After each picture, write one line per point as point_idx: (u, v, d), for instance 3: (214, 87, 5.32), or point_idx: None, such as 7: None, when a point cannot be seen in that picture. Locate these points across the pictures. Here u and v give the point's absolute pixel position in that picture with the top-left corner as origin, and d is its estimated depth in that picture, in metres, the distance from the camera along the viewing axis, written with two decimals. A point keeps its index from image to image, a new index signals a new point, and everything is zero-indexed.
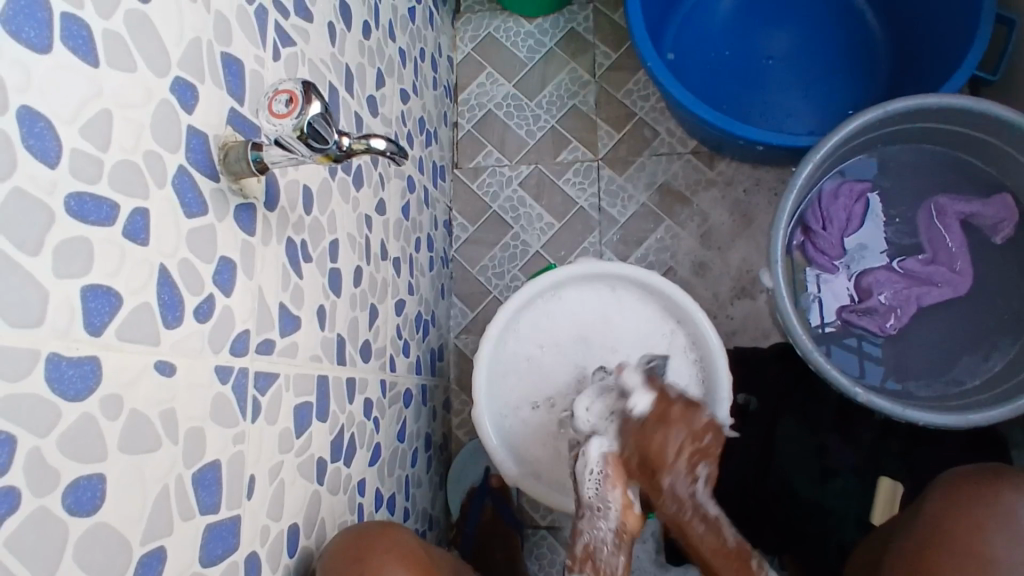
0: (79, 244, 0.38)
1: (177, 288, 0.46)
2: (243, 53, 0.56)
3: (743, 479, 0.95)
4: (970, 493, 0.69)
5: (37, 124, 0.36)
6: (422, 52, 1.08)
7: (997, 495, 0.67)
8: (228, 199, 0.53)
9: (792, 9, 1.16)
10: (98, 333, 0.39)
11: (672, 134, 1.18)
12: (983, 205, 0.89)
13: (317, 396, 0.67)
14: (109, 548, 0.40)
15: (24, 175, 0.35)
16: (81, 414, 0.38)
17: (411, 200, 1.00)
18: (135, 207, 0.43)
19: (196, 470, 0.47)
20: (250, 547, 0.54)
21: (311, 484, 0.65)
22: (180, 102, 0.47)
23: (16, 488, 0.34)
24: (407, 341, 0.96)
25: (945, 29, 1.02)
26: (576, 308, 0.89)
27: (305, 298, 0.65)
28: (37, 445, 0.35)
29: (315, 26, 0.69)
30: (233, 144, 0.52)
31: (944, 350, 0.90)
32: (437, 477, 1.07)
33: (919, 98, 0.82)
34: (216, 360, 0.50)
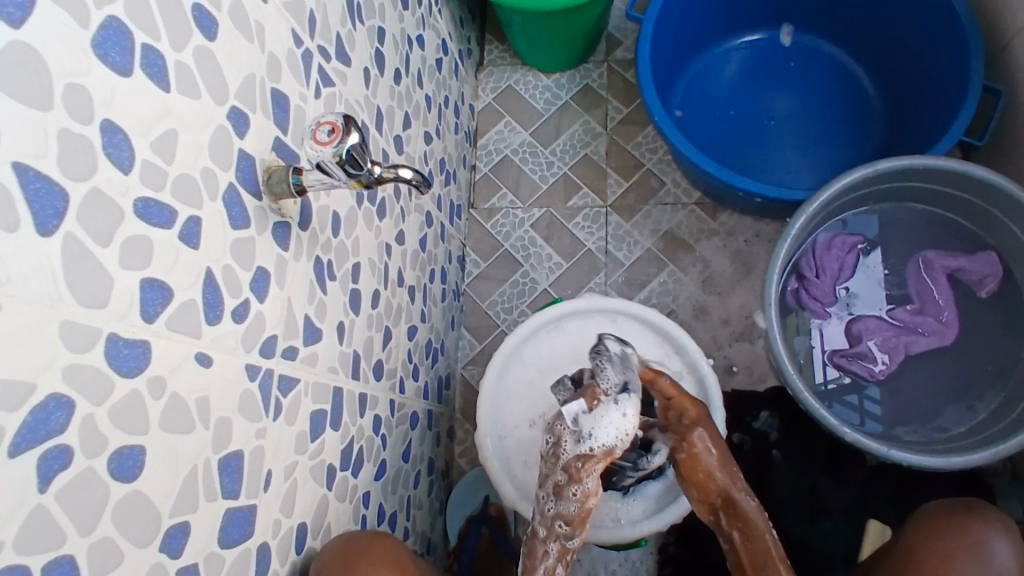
0: (142, 241, 0.44)
1: (219, 290, 0.52)
2: (289, 90, 0.63)
3: None
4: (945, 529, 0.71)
5: (117, 135, 0.42)
6: (446, 99, 1.16)
7: (968, 529, 0.70)
8: (268, 216, 0.59)
9: (792, 77, 1.25)
10: (150, 320, 0.45)
11: (678, 184, 1.25)
12: (969, 260, 0.94)
13: (332, 405, 0.71)
14: (141, 514, 0.44)
15: (102, 177, 0.41)
16: (131, 390, 0.43)
17: (428, 233, 1.07)
18: (190, 215, 0.48)
19: (222, 456, 0.52)
20: (262, 538, 0.58)
21: (321, 488, 0.69)
22: (234, 128, 0.54)
23: (69, 447, 0.39)
24: (417, 365, 1.00)
25: (935, 98, 1.09)
26: (579, 339, 0.93)
27: (328, 312, 0.70)
28: (91, 412, 0.40)
29: (352, 70, 0.77)
30: (277, 168, 0.58)
31: (932, 399, 0.93)
32: (437, 503, 1.09)
33: (907, 158, 0.88)
34: (247, 359, 0.55)
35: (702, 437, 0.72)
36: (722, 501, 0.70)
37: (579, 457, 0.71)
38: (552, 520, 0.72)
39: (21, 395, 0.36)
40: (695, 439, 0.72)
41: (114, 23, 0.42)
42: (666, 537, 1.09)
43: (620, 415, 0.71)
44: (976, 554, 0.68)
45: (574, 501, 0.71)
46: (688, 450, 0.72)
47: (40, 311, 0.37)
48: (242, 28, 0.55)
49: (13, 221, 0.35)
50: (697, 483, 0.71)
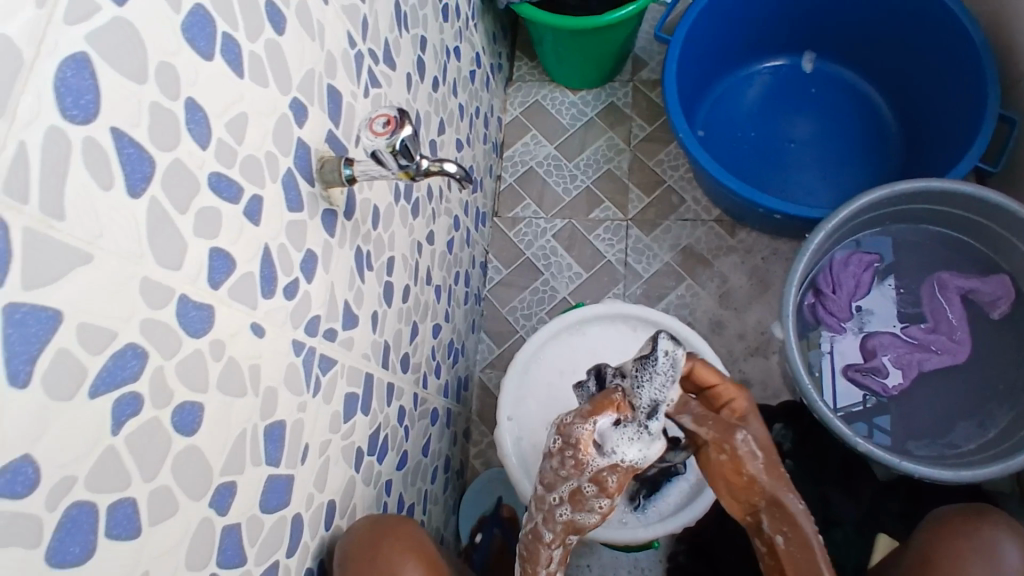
0: (213, 212, 0.47)
1: (274, 266, 0.55)
2: (342, 87, 0.67)
3: None
4: (954, 531, 0.73)
5: (197, 113, 0.45)
6: (477, 110, 1.20)
7: (978, 529, 0.72)
8: (318, 203, 0.62)
9: (812, 103, 1.29)
10: (216, 287, 0.48)
11: (697, 202, 1.28)
12: (982, 282, 0.96)
13: (363, 389, 0.74)
14: (195, 468, 0.47)
15: (183, 149, 0.44)
16: (195, 349, 0.46)
17: (455, 237, 1.10)
18: (253, 194, 0.52)
19: (267, 424, 0.55)
20: (297, 509, 0.61)
21: (349, 469, 0.72)
22: (295, 118, 0.58)
23: (140, 396, 0.41)
24: (439, 363, 1.03)
25: (951, 127, 1.13)
26: (599, 343, 0.96)
27: (365, 300, 0.74)
28: (161, 365, 0.43)
29: (397, 74, 0.81)
30: (329, 158, 0.62)
31: (944, 416, 0.95)
32: (452, 501, 1.11)
33: (924, 180, 0.91)
34: (294, 335, 0.58)
35: (746, 441, 0.66)
36: (766, 503, 0.66)
37: (612, 473, 0.67)
38: (563, 527, 0.70)
39: (105, 341, 0.39)
40: (740, 444, 0.66)
41: (199, 10, 0.46)
42: (676, 546, 1.10)
43: (649, 441, 0.69)
44: (986, 554, 0.70)
45: (595, 513, 0.69)
46: (732, 453, 0.66)
47: (127, 266, 0.40)
48: (306, 25, 0.59)
49: (108, 180, 0.38)
50: (741, 487, 0.66)
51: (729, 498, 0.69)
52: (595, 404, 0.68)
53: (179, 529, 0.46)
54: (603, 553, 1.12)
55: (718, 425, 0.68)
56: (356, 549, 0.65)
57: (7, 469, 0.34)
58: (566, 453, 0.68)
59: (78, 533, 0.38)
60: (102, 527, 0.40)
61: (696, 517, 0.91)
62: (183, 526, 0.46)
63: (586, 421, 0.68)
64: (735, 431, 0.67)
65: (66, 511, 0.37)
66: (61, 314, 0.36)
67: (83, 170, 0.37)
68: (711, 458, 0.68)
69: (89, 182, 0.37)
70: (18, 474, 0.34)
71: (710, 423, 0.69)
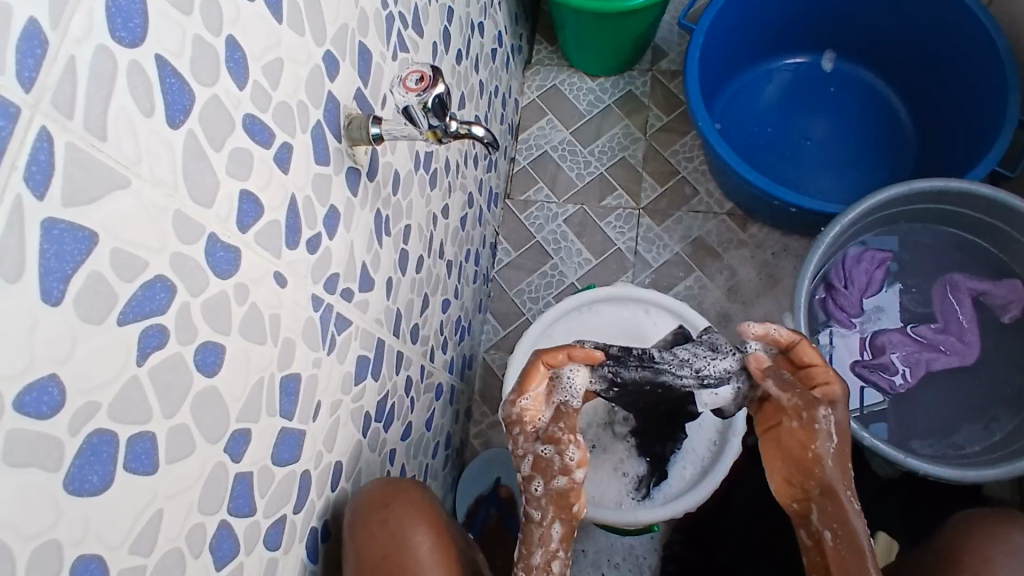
0: (245, 154, 0.47)
1: (299, 218, 0.55)
2: (373, 46, 0.66)
3: (750, 499, 1.05)
4: (980, 534, 0.73)
5: (237, 52, 0.45)
6: (496, 89, 1.19)
7: (1009, 535, 0.73)
8: (344, 160, 0.62)
9: (831, 103, 1.29)
10: (245, 230, 0.48)
11: (711, 194, 1.28)
12: (993, 284, 0.97)
13: (375, 354, 0.74)
14: (214, 410, 0.47)
15: (221, 88, 0.44)
16: (220, 290, 0.46)
17: (468, 214, 1.10)
18: (284, 141, 0.52)
19: (284, 375, 0.54)
20: (305, 466, 0.60)
21: (357, 434, 0.71)
22: (327, 70, 0.57)
23: (167, 329, 0.41)
24: (446, 339, 1.03)
25: (969, 132, 1.12)
26: (610, 324, 0.97)
27: (382, 265, 0.73)
28: (188, 301, 0.43)
29: (424, 41, 0.81)
30: (357, 115, 0.62)
31: (948, 417, 0.95)
32: (450, 479, 1.11)
33: (942, 179, 0.91)
34: (314, 290, 0.58)
35: (827, 418, 0.66)
36: (820, 490, 0.65)
37: (558, 424, 0.69)
38: (549, 502, 0.67)
39: (136, 271, 0.38)
40: (819, 420, 0.65)
41: None
42: (672, 534, 1.10)
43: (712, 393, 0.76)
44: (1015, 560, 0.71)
45: (563, 474, 0.67)
46: (806, 422, 0.66)
47: (161, 197, 0.40)
48: None
49: (150, 107, 0.38)
50: (803, 462, 0.66)
51: (780, 479, 0.69)
52: (523, 376, 0.71)
53: (195, 470, 0.46)
54: (599, 538, 1.12)
55: (798, 400, 0.67)
56: (375, 496, 0.67)
57: (34, 386, 0.33)
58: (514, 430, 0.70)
59: (98, 462, 0.38)
60: (121, 458, 0.39)
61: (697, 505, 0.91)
62: (199, 468, 0.46)
63: (522, 396, 0.71)
64: (820, 406, 0.66)
65: (88, 438, 0.37)
66: (95, 236, 0.35)
67: (127, 95, 0.36)
68: (783, 424, 0.68)
69: (131, 107, 0.37)
70: (45, 393, 0.34)
71: (793, 392, 0.68)
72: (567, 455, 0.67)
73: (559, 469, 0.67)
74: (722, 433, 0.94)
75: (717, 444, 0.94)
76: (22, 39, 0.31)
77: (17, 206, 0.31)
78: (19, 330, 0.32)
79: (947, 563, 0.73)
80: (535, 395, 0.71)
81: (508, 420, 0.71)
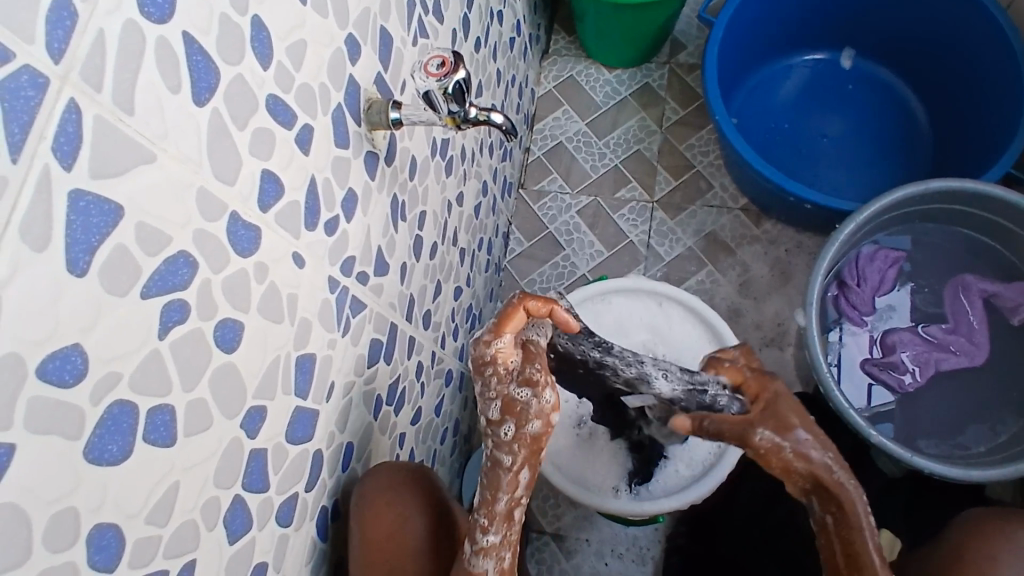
0: (267, 134, 0.47)
1: (318, 199, 0.55)
2: (394, 31, 0.66)
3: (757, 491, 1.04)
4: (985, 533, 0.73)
5: (261, 32, 0.45)
6: (513, 78, 1.19)
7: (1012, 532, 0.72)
8: (362, 144, 0.62)
9: (849, 100, 1.28)
10: (265, 210, 0.48)
11: (725, 189, 1.27)
12: (1005, 287, 0.96)
13: (387, 338, 0.74)
14: (232, 386, 0.47)
15: (246, 67, 0.44)
16: (241, 268, 0.46)
17: (482, 203, 1.10)
18: (305, 122, 0.52)
19: (299, 354, 0.55)
20: (318, 446, 0.61)
21: (368, 416, 0.72)
22: (348, 54, 0.58)
23: (188, 304, 0.42)
24: (458, 326, 1.03)
25: (987, 134, 1.11)
26: (622, 315, 0.97)
27: (396, 250, 0.74)
28: (209, 278, 0.43)
29: (444, 28, 0.81)
30: (377, 100, 0.62)
31: (957, 418, 0.95)
32: (458, 465, 1.12)
33: (959, 180, 0.91)
34: (330, 271, 0.59)
35: (767, 437, 0.62)
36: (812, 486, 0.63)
37: (534, 365, 0.64)
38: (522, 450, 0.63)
39: (160, 245, 0.39)
40: (760, 443, 0.62)
41: None
42: (676, 528, 1.11)
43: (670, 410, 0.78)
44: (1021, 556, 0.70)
45: (540, 418, 0.62)
46: (755, 451, 0.62)
47: (186, 173, 0.40)
48: None
49: (176, 83, 0.39)
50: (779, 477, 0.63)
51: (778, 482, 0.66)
52: (500, 316, 0.65)
53: (210, 444, 0.46)
54: (604, 528, 1.13)
55: (734, 434, 0.63)
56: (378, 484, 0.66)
57: (58, 353, 0.34)
58: (484, 372, 0.65)
59: (118, 432, 0.38)
60: (141, 430, 0.40)
61: (698, 500, 0.91)
62: (215, 442, 0.47)
63: (496, 338, 0.65)
64: (755, 428, 0.63)
65: (109, 408, 0.37)
66: (121, 209, 0.36)
67: (154, 71, 0.37)
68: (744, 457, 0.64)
69: (159, 83, 0.37)
70: (68, 361, 0.34)
71: (729, 428, 0.64)
72: (544, 399, 0.62)
73: (535, 413, 0.62)
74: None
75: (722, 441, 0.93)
76: (54, 11, 0.31)
77: (45, 175, 0.32)
78: (47, 299, 0.33)
79: (953, 562, 0.73)
80: (509, 339, 0.65)
81: (480, 361, 0.64)
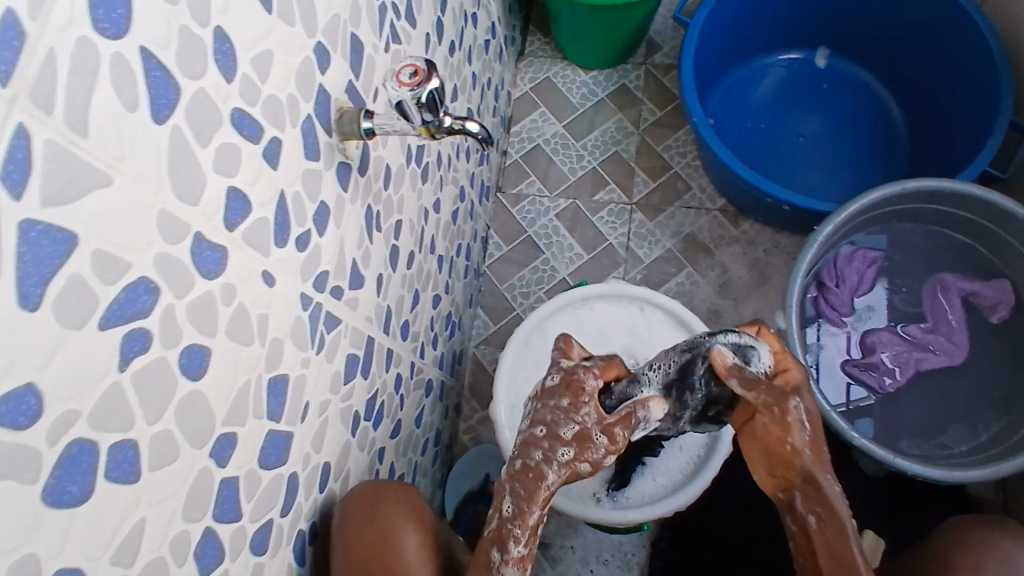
0: (233, 150, 0.45)
1: (288, 214, 0.53)
2: (364, 38, 0.64)
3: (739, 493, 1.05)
4: (972, 542, 0.73)
5: (225, 43, 0.43)
6: (489, 80, 1.18)
7: (998, 541, 0.72)
8: (334, 154, 0.60)
9: (825, 100, 1.28)
10: (231, 229, 0.46)
11: (703, 190, 1.27)
12: (983, 286, 0.97)
13: (364, 352, 0.72)
14: (199, 415, 0.45)
15: (209, 81, 0.42)
16: (206, 291, 0.44)
17: (459, 208, 1.08)
18: (273, 136, 0.50)
19: (271, 376, 0.53)
20: (293, 468, 0.59)
21: (346, 433, 0.70)
22: (317, 62, 0.56)
23: (149, 332, 0.40)
24: (437, 335, 1.02)
25: (962, 132, 1.12)
26: (604, 321, 0.96)
27: (371, 262, 0.72)
28: (172, 304, 0.41)
29: (417, 32, 0.79)
30: (348, 109, 0.60)
31: (937, 417, 0.95)
32: (439, 476, 1.10)
33: (934, 179, 0.91)
34: (302, 288, 0.57)
35: (799, 408, 0.65)
36: (802, 480, 0.66)
37: (621, 424, 0.67)
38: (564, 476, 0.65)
39: (118, 272, 0.37)
40: (793, 410, 0.65)
41: None
42: (659, 532, 1.10)
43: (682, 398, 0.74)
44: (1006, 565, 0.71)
45: (593, 464, 0.65)
46: (781, 417, 0.65)
47: (146, 195, 0.38)
48: None
49: (134, 101, 0.36)
50: (782, 455, 0.66)
51: (764, 471, 0.69)
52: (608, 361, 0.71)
53: (178, 476, 0.44)
54: (588, 535, 1.12)
55: (771, 395, 0.65)
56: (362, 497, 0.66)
57: (10, 395, 0.32)
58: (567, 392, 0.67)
59: (78, 472, 0.36)
60: (102, 467, 0.38)
61: (682, 507, 0.91)
62: (183, 473, 0.45)
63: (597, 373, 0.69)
64: (790, 397, 0.65)
65: (68, 447, 0.35)
66: (75, 237, 0.34)
67: (110, 87, 0.35)
68: (757, 422, 0.66)
69: (115, 101, 0.35)
70: (21, 403, 0.32)
71: (761, 390, 0.65)
72: (609, 451, 0.66)
73: (595, 458, 0.65)
74: (711, 438, 0.93)
75: (705, 449, 0.93)
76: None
77: None
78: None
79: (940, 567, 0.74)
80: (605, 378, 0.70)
81: (564, 381, 0.68)
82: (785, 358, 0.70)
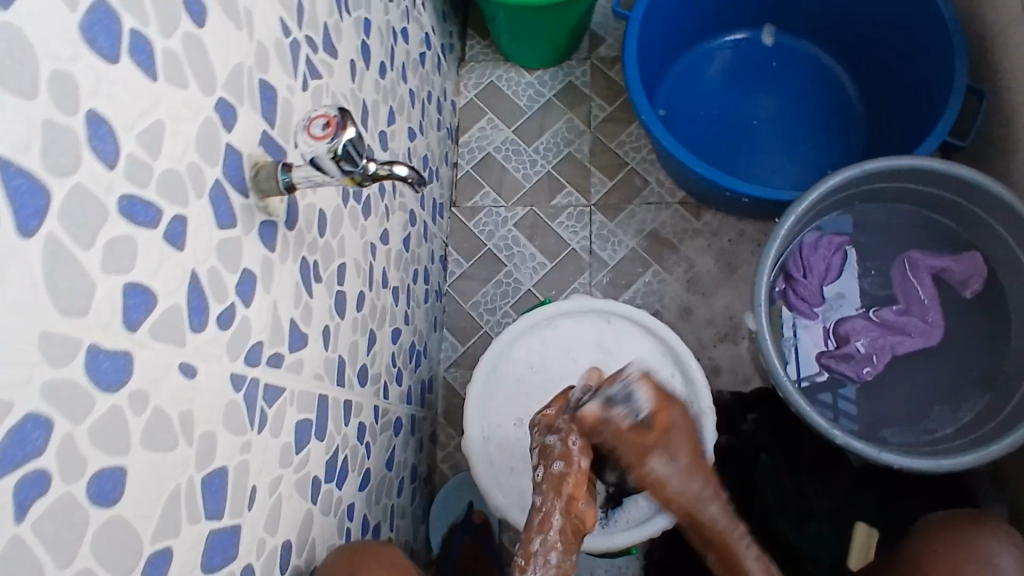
0: (127, 243, 0.41)
1: (204, 294, 0.48)
2: (276, 81, 0.59)
3: None
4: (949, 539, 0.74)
5: (102, 127, 0.38)
6: (429, 94, 1.12)
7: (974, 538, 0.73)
8: (254, 215, 0.55)
9: (776, 79, 1.25)
10: (133, 329, 0.42)
11: (661, 184, 1.24)
12: (955, 261, 0.95)
13: (317, 413, 0.68)
14: (123, 540, 0.41)
15: (86, 173, 0.37)
16: (112, 405, 0.40)
17: (411, 233, 1.03)
18: (175, 214, 0.45)
19: (205, 473, 0.49)
20: (247, 559, 0.55)
21: (306, 502, 0.66)
22: (221, 120, 0.50)
23: (48, 471, 0.35)
24: (400, 370, 0.97)
25: (917, 102, 1.10)
26: (571, 338, 0.92)
27: (314, 317, 0.67)
28: (71, 432, 0.37)
29: (339, 62, 0.74)
30: (265, 164, 0.55)
31: (919, 402, 0.94)
32: (420, 510, 1.07)
33: (891, 158, 0.89)
34: (232, 368, 0.52)
35: (659, 468, 0.65)
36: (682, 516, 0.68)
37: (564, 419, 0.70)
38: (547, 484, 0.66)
39: None
40: (649, 473, 0.65)
41: (103, 6, 0.39)
42: (650, 543, 1.08)
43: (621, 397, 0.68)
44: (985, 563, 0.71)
45: (562, 457, 0.67)
46: (643, 477, 0.65)
47: (20, 322, 0.33)
48: (232, 13, 0.52)
49: None
50: (663, 501, 0.68)
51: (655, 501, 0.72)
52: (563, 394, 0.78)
53: None
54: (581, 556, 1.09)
55: (630, 455, 0.64)
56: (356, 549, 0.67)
57: None
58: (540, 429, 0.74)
59: None
60: None
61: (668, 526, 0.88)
62: None
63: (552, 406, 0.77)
64: (646, 459, 0.65)
65: None
66: None
67: None
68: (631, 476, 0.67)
69: None
70: None
71: (620, 445, 0.64)
72: (570, 440, 0.67)
73: (558, 453, 0.67)
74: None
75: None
76: None
77: None
78: None
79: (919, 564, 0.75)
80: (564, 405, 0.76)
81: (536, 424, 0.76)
82: (663, 413, 0.65)
